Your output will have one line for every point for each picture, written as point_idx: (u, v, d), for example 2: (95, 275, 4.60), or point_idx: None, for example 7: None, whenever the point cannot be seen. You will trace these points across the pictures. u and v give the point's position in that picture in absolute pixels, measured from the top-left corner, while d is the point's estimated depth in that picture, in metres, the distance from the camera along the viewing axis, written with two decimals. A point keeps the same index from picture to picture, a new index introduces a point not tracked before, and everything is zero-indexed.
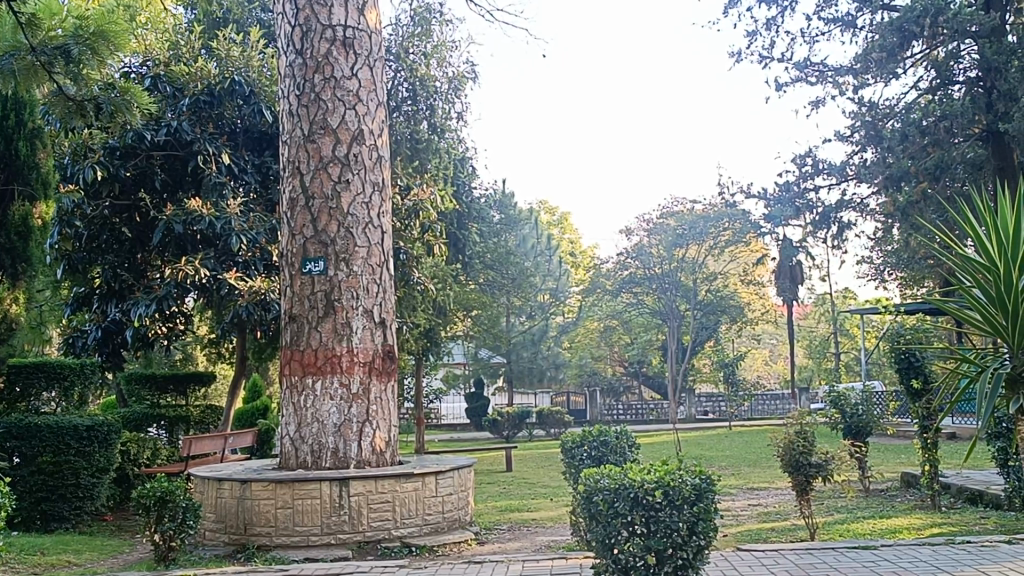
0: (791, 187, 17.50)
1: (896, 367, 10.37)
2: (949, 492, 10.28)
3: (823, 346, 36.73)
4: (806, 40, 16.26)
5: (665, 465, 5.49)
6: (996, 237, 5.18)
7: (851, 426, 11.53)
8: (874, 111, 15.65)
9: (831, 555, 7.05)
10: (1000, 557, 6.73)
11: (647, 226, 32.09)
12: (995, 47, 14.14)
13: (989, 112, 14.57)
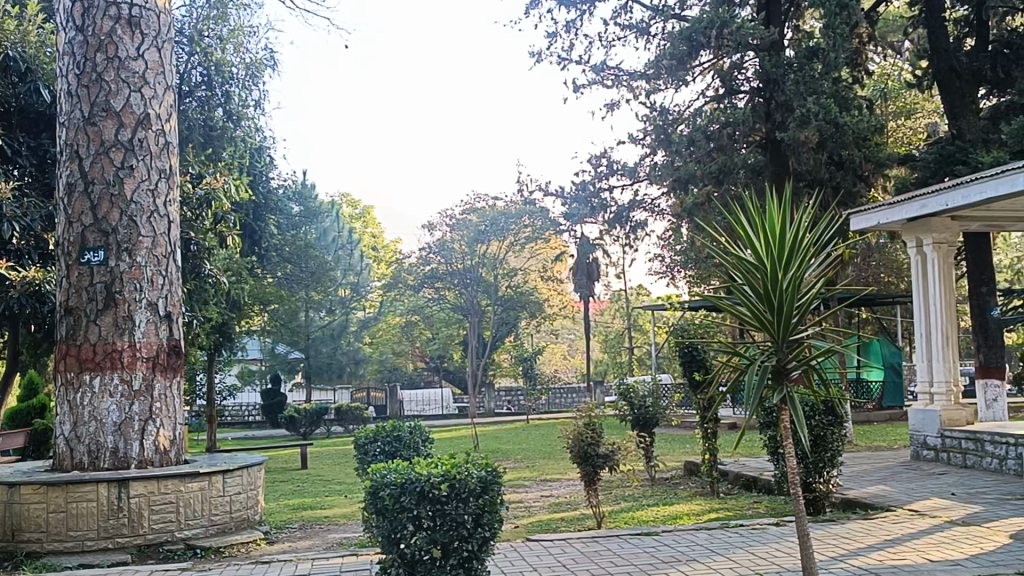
0: (587, 186, 17.94)
1: (680, 359, 10.90)
2: (727, 479, 10.84)
3: (617, 341, 38.11)
4: (603, 45, 16.74)
5: (452, 459, 5.49)
6: (763, 238, 5.45)
7: (639, 418, 11.93)
8: (665, 116, 16.24)
9: (615, 542, 7.29)
10: (769, 538, 7.16)
11: (450, 222, 32.30)
12: (774, 59, 15.12)
13: (767, 120, 15.48)
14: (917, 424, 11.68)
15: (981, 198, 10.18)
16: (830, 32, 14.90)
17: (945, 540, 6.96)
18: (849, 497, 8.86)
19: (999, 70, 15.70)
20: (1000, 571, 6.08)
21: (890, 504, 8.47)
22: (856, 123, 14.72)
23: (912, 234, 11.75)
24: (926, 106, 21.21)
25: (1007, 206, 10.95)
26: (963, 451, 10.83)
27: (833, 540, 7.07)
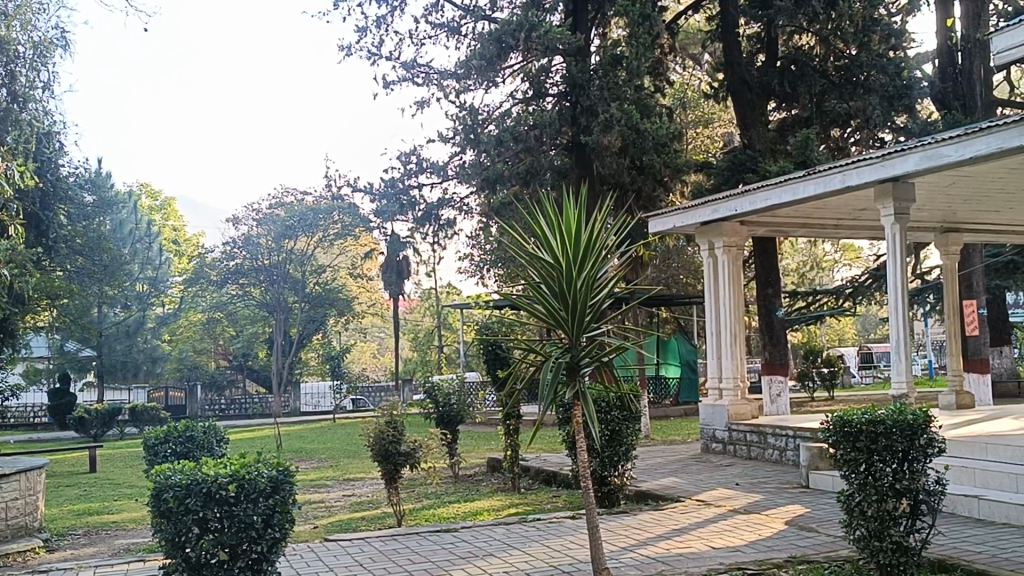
0: (396, 183, 17.86)
1: (486, 357, 11.08)
2: (528, 475, 11.05)
3: (426, 339, 38.16)
4: (414, 43, 16.70)
5: (242, 458, 5.34)
6: (559, 237, 5.58)
7: (444, 416, 11.95)
8: (474, 115, 16.13)
9: (414, 540, 7.29)
10: (564, 531, 7.33)
11: (256, 216, 31.56)
12: (579, 65, 15.53)
13: (573, 125, 15.97)
14: (707, 419, 12.27)
15: (766, 206, 10.83)
16: (634, 41, 15.52)
17: (727, 528, 7.33)
18: (641, 490, 9.17)
19: (785, 85, 16.65)
20: (775, 555, 6.45)
21: (680, 495, 8.84)
22: (655, 129, 15.36)
23: (705, 236, 12.29)
24: (722, 116, 22.38)
25: (791, 212, 11.63)
26: (748, 444, 11.46)
27: (624, 531, 7.33)
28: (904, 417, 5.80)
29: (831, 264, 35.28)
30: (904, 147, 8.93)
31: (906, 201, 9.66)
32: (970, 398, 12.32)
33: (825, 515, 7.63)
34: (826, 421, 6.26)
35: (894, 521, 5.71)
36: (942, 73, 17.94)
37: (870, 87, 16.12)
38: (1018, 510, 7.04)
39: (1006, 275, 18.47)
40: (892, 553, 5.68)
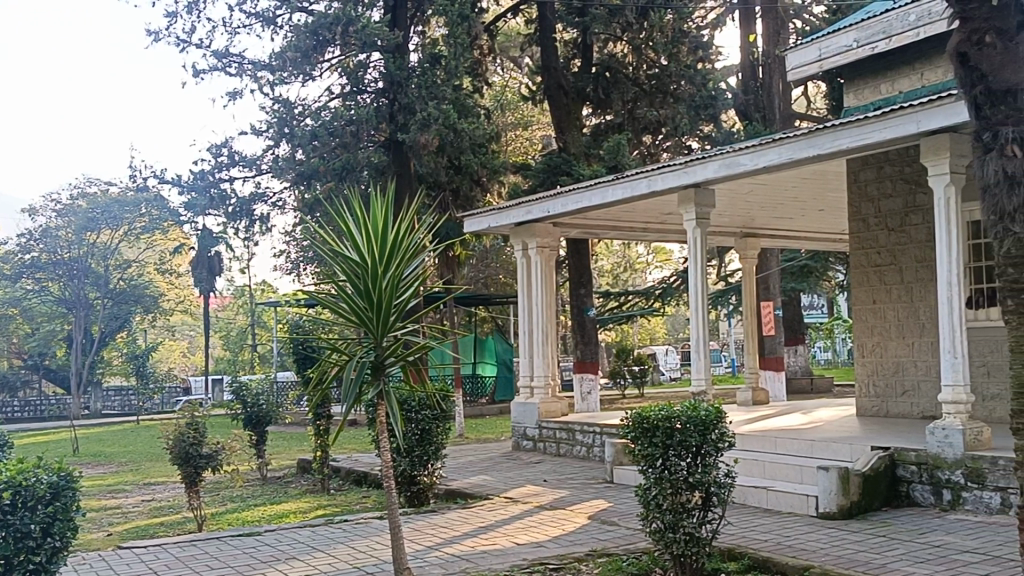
0: (206, 176, 17.25)
1: (296, 356, 10.88)
2: (338, 475, 10.90)
3: (239, 339, 37.02)
4: (227, 31, 16.17)
5: (19, 463, 5.02)
6: (365, 235, 5.51)
7: (251, 417, 11.61)
8: (289, 108, 15.75)
9: (214, 545, 7.04)
10: (369, 532, 7.26)
11: (54, 207, 29.90)
12: (397, 63, 15.49)
13: (391, 122, 15.80)
14: (517, 417, 12.43)
15: (577, 208, 11.08)
16: (452, 41, 15.66)
17: (532, 524, 7.45)
18: (450, 488, 9.20)
19: (600, 92, 17.08)
20: (577, 549, 6.61)
21: (488, 493, 8.91)
22: (472, 129, 15.55)
23: (518, 237, 12.43)
24: (541, 119, 22.77)
25: (602, 215, 11.94)
26: (557, 440, 11.68)
27: (431, 530, 7.33)
28: (698, 413, 6.05)
29: (644, 266, 36.57)
30: (705, 154, 9.34)
31: (707, 206, 10.09)
32: (764, 394, 12.97)
33: (626, 509, 7.87)
34: (625, 417, 6.43)
35: (686, 512, 5.94)
36: (745, 86, 18.90)
37: (679, 97, 16.91)
38: (802, 499, 7.48)
39: (800, 278, 19.56)
40: (683, 544, 5.89)
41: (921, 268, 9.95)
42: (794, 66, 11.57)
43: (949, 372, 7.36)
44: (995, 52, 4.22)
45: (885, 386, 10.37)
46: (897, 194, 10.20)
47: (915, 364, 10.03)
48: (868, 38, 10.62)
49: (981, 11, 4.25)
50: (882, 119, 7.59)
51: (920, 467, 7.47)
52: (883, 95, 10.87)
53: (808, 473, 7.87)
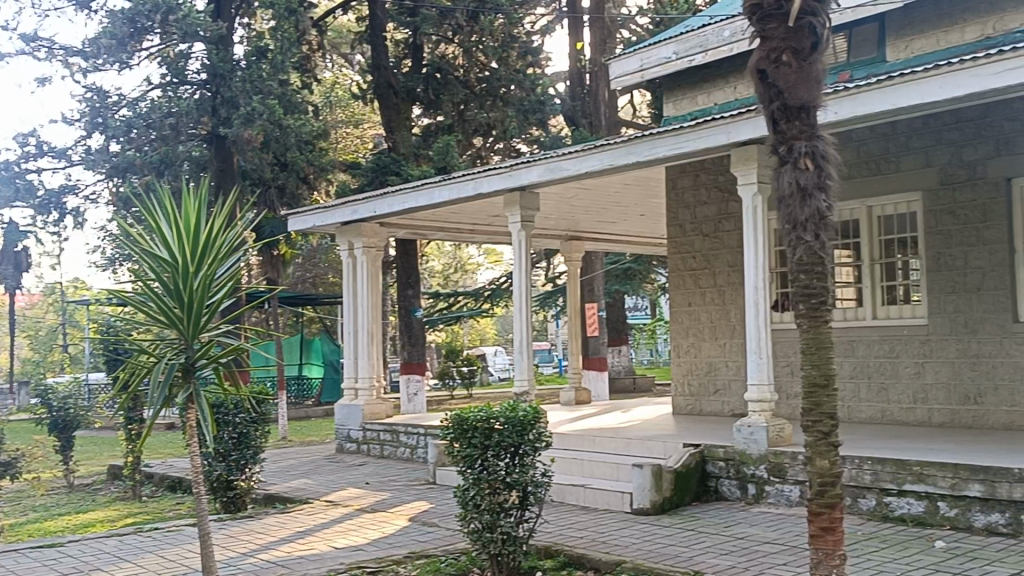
0: (11, 167, 16.29)
1: (106, 357, 10.38)
2: (151, 482, 10.47)
3: (48, 339, 35.05)
4: (37, 13, 15.30)
5: None
6: (177, 232, 5.32)
7: (57, 422, 10.99)
8: (103, 97, 15.06)
9: (10, 557, 6.63)
10: (181, 540, 7.00)
11: None
12: (220, 54, 15.06)
13: (214, 115, 15.32)
14: (341, 418, 12.27)
15: (403, 208, 11.04)
16: (279, 35, 15.32)
17: (351, 527, 7.36)
18: (268, 492, 8.98)
19: (429, 93, 17.07)
20: (395, 552, 6.58)
21: (308, 497, 8.76)
22: (298, 126, 15.30)
23: (344, 236, 12.27)
24: (372, 118, 22.59)
25: (429, 216, 11.95)
26: (381, 442, 11.61)
27: (246, 537, 7.14)
28: (516, 413, 6.14)
29: (474, 267, 36.86)
30: (529, 159, 9.49)
31: (532, 209, 10.24)
32: (587, 394, 13.27)
33: (447, 510, 7.89)
34: (443, 419, 6.44)
35: (504, 511, 6.00)
36: (572, 92, 19.21)
37: (508, 101, 17.17)
38: (618, 496, 7.69)
39: (624, 281, 20.12)
40: (501, 543, 5.94)
41: (733, 272, 10.41)
42: (616, 76, 11.90)
43: (755, 372, 7.74)
44: (791, 70, 4.45)
45: (699, 386, 10.79)
46: (712, 201, 10.65)
47: (726, 363, 10.49)
48: (685, 51, 11.07)
49: (779, 30, 4.50)
50: (697, 130, 7.90)
51: (728, 462, 7.81)
52: (700, 106, 11.33)
53: (624, 471, 8.10)
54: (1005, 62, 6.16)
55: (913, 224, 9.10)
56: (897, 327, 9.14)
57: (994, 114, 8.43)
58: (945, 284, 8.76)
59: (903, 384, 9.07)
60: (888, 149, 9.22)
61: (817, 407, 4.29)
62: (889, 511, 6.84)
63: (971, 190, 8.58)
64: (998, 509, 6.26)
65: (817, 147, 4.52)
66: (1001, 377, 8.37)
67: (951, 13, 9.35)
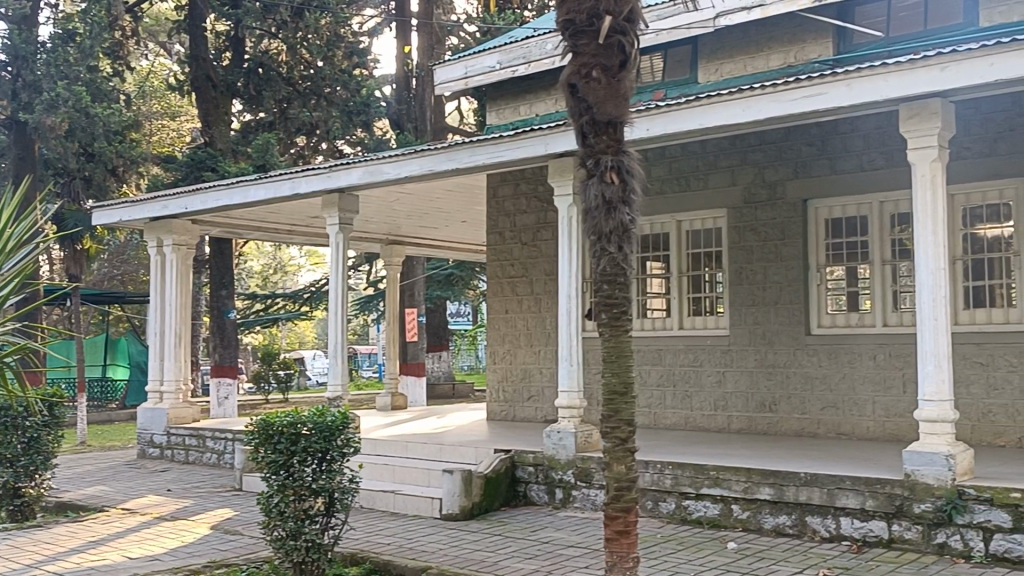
0: None
1: None
2: None
3: None
4: None
5: None
6: None
7: None
8: None
9: None
10: None
11: None
12: (22, 36, 14.40)
13: (12, 99, 14.61)
14: (144, 422, 11.74)
15: (216, 206, 10.70)
16: (88, 18, 14.36)
17: (148, 536, 7.06)
18: (60, 500, 8.50)
19: (250, 89, 16.63)
20: (194, 561, 6.35)
21: (103, 504, 8.34)
22: (106, 116, 14.57)
23: (153, 233, 11.76)
24: (190, 111, 21.82)
25: (244, 215, 11.64)
26: (186, 448, 11.21)
27: (32, 547, 6.73)
28: (324, 419, 6.05)
29: (295, 268, 36.20)
30: (349, 161, 9.38)
31: (350, 211, 10.13)
32: (403, 400, 13.22)
33: (251, 517, 7.69)
34: (248, 424, 6.25)
35: (309, 519, 5.88)
36: (398, 95, 19.10)
37: (332, 101, 16.97)
38: (427, 502, 7.69)
39: (445, 287, 20.16)
40: (305, 551, 5.83)
41: (550, 281, 10.60)
42: (441, 81, 11.92)
43: (566, 379, 7.90)
44: (600, 86, 4.58)
45: (513, 392, 10.92)
46: (531, 211, 10.82)
47: (540, 370, 10.67)
48: (509, 61, 11.21)
49: (590, 46, 4.62)
50: (516, 139, 8.02)
51: (537, 468, 7.93)
52: (522, 116, 11.50)
53: (434, 476, 8.10)
54: (802, 90, 6.52)
55: (718, 239, 9.53)
56: (701, 337, 9.54)
57: (793, 138, 8.92)
58: (746, 297, 9.21)
59: (705, 392, 9.47)
60: (697, 167, 9.62)
61: (616, 414, 4.43)
62: (686, 514, 7.12)
63: (772, 209, 9.05)
64: (786, 511, 6.62)
65: (622, 162, 4.67)
66: (795, 387, 8.85)
67: (758, 40, 9.87)
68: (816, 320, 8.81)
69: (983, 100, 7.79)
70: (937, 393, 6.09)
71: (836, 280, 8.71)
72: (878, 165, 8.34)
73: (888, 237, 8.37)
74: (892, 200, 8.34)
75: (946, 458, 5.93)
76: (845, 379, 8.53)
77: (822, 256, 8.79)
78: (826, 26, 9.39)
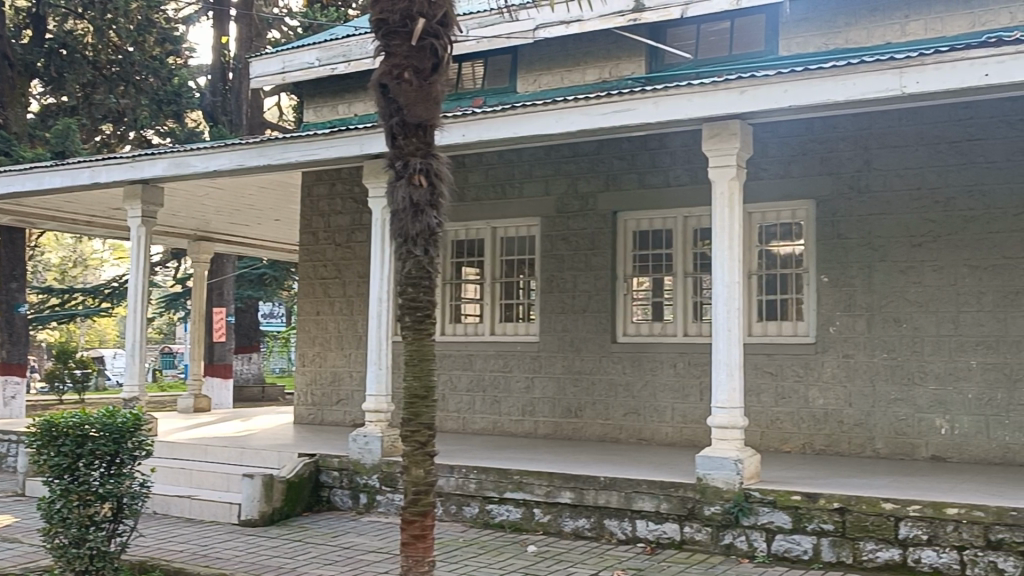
0: None
1: None
2: None
3: None
4: None
5: None
6: None
7: None
8: None
9: None
10: None
11: None
12: None
13: None
14: None
15: (6, 192, 10.01)
16: None
17: None
18: None
19: (51, 70, 15.70)
20: None
21: None
22: None
23: None
24: None
25: (39, 203, 10.96)
26: None
27: None
28: (113, 421, 5.75)
29: (97, 263, 34.44)
30: (154, 152, 9.00)
31: (154, 204, 9.70)
32: (206, 402, 12.75)
33: (32, 524, 7.21)
34: (30, 425, 5.87)
35: (94, 526, 5.57)
36: (213, 87, 18.48)
37: (141, 89, 16.24)
38: (225, 508, 7.44)
39: (257, 287, 19.63)
40: (88, 560, 5.52)
41: (362, 283, 10.49)
42: (257, 75, 11.59)
43: (373, 383, 7.82)
44: (411, 87, 4.56)
45: (321, 395, 10.73)
46: (346, 212, 10.68)
47: (350, 374, 10.53)
48: (328, 59, 11.03)
49: (402, 47, 4.61)
50: (330, 138, 7.90)
51: (341, 472, 7.81)
52: (339, 116, 11.35)
53: (234, 481, 7.84)
54: (612, 105, 6.71)
55: (530, 246, 9.69)
56: (511, 342, 9.65)
57: (605, 151, 9.17)
58: (556, 305, 9.39)
59: (513, 397, 9.58)
60: (513, 174, 9.74)
61: (417, 417, 4.41)
62: (489, 518, 7.18)
63: (583, 219, 9.26)
64: (585, 515, 6.77)
65: (430, 165, 4.66)
66: (599, 393, 9.09)
67: (574, 55, 10.10)
68: (621, 328, 9.08)
69: (779, 124, 8.23)
70: (729, 400, 6.38)
71: (642, 291, 9.01)
72: (683, 181, 8.69)
73: (691, 251, 8.72)
74: (695, 216, 8.71)
75: (734, 462, 6.22)
76: (647, 387, 8.83)
77: (629, 267, 9.08)
78: (639, 44, 9.71)
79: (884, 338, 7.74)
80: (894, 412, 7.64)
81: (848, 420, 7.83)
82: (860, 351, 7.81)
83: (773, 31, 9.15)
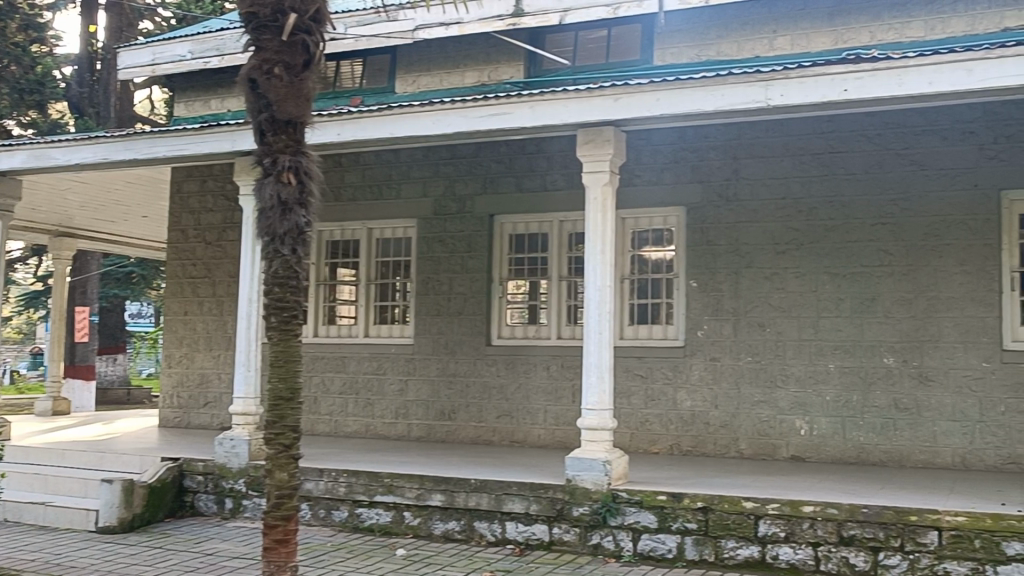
0: None
1: None
2: None
3: None
4: None
5: None
6: None
7: None
8: None
9: None
10: None
11: None
12: None
13: None
14: None
15: None
16: None
17: None
18: None
19: None
20: None
21: None
22: None
23: None
24: None
25: None
26: None
27: None
28: None
29: None
30: (11, 143, 8.58)
31: (12, 197, 9.26)
32: (65, 405, 12.24)
33: None
34: None
35: None
36: (79, 77, 17.79)
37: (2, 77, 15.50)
38: (82, 514, 7.15)
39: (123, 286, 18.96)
40: None
41: (233, 282, 10.24)
42: (125, 66, 11.20)
43: (242, 385, 7.65)
44: (281, 83, 4.46)
45: (189, 398, 10.43)
46: (217, 210, 10.42)
47: (218, 375, 10.27)
48: (201, 52, 10.74)
49: (273, 42, 4.51)
50: (200, 133, 7.68)
51: (206, 477, 7.61)
52: (212, 111, 11.06)
53: (92, 487, 7.54)
54: (489, 107, 6.73)
55: (407, 248, 9.64)
56: (386, 345, 9.57)
57: (484, 154, 9.21)
58: (431, 307, 9.36)
59: (386, 400, 9.51)
60: (390, 175, 9.67)
61: (281, 420, 4.32)
62: (358, 521, 7.10)
63: (460, 222, 9.27)
64: (455, 517, 6.76)
65: (300, 163, 4.62)
66: (472, 396, 9.10)
67: (453, 57, 10.09)
68: (496, 331, 9.12)
69: (653, 132, 8.40)
70: (599, 402, 6.45)
71: (517, 294, 9.07)
72: (559, 186, 8.79)
73: (566, 255, 8.82)
74: (571, 220, 8.82)
75: (603, 464, 6.28)
76: (521, 389, 8.88)
77: (504, 270, 9.12)
78: (517, 49, 9.76)
79: (749, 342, 7.97)
80: (757, 414, 7.89)
81: (713, 421, 8.04)
82: (726, 354, 8.03)
83: (648, 40, 9.34)
